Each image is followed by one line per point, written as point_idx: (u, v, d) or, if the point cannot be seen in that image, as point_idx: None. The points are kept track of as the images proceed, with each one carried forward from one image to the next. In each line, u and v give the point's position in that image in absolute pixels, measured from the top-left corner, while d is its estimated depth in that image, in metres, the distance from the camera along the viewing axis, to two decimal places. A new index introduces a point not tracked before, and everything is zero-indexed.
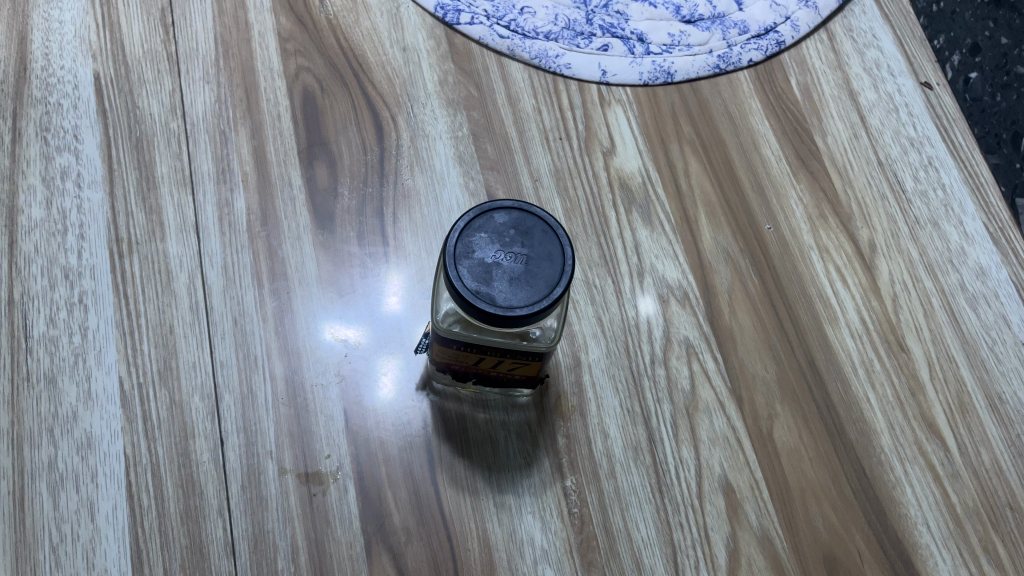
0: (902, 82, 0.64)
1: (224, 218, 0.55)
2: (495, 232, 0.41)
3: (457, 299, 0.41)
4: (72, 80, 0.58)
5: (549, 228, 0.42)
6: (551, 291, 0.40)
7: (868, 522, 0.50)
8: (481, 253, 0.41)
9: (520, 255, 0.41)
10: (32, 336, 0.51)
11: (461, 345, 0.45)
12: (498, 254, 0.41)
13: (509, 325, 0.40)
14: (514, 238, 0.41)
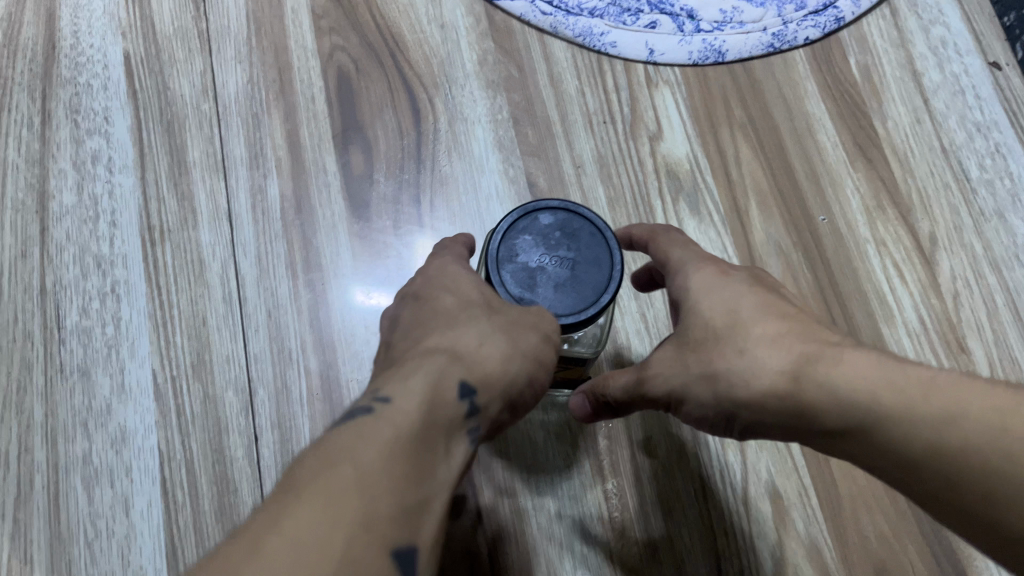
0: (969, 62, 0.60)
1: (258, 205, 0.54)
2: (540, 234, 0.40)
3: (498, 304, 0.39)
4: (102, 60, 0.56)
5: (597, 230, 0.40)
6: (598, 298, 0.38)
7: (921, 532, 0.48)
8: (525, 257, 0.39)
9: (566, 259, 0.39)
10: (65, 326, 0.50)
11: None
12: (543, 258, 0.39)
13: (553, 332, 0.38)
14: (560, 241, 0.39)
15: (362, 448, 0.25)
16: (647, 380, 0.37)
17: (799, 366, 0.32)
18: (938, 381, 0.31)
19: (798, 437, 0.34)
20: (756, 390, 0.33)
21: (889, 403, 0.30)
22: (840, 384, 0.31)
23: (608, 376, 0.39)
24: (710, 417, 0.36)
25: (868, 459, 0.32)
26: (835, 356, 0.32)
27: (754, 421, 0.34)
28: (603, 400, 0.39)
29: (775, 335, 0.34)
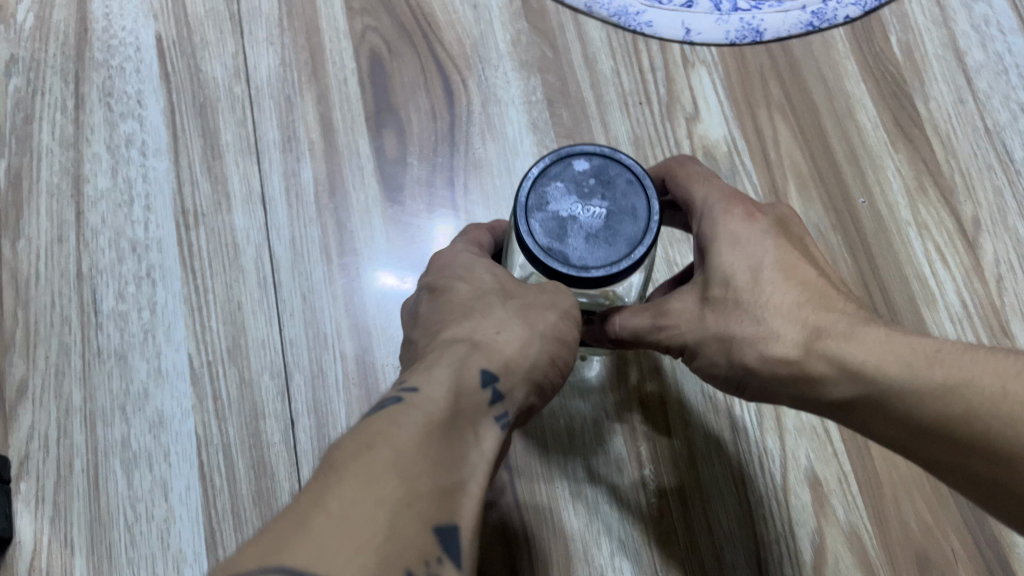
0: (1013, 41, 0.58)
1: (291, 189, 0.53)
2: (573, 181, 0.37)
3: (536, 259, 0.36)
4: (134, 43, 0.56)
5: (634, 178, 0.37)
6: (633, 252, 0.35)
7: (963, 520, 0.47)
8: (556, 205, 0.36)
9: (600, 209, 0.36)
10: (102, 310, 0.50)
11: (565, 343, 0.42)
12: (576, 207, 0.36)
13: (586, 285, 0.36)
14: (595, 188, 0.37)
15: (405, 427, 0.27)
16: (651, 332, 0.38)
17: (813, 340, 0.34)
18: (940, 356, 0.32)
19: (803, 406, 0.35)
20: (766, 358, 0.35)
21: (899, 375, 0.32)
22: (850, 359, 0.33)
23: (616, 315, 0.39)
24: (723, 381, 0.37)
25: (893, 431, 0.33)
26: (850, 331, 0.33)
27: (766, 392, 0.36)
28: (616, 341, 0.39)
29: (793, 309, 0.35)
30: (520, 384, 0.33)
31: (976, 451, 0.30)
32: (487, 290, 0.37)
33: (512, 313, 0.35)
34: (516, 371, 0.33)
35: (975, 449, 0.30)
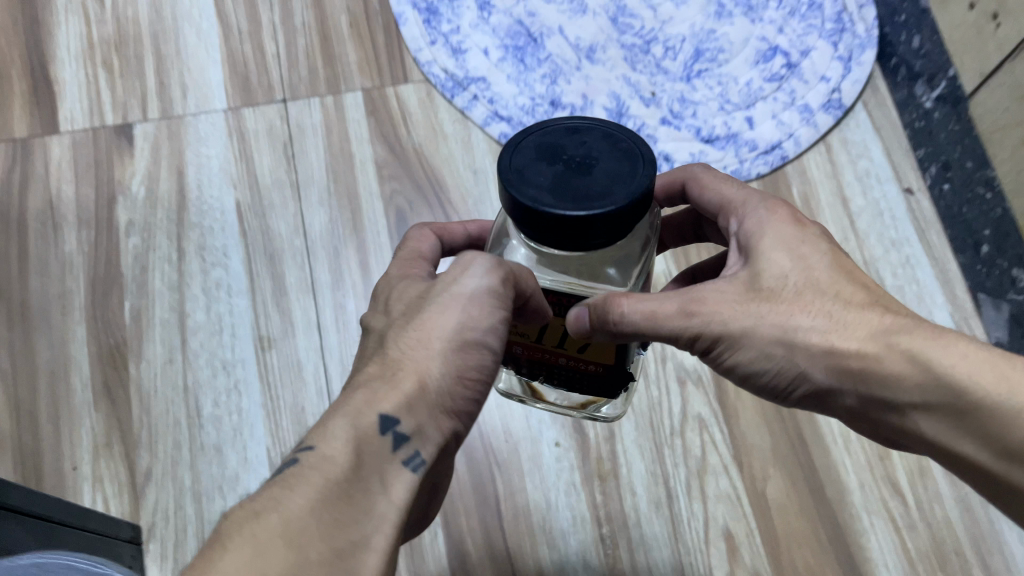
0: (887, 189, 0.76)
1: (340, 318, 0.71)
2: (544, 139, 0.39)
3: (503, 160, 0.38)
4: (219, 208, 0.75)
5: (606, 130, 0.39)
6: (619, 186, 0.37)
7: (838, 563, 0.64)
8: (531, 168, 0.38)
9: (579, 160, 0.38)
10: (203, 414, 0.68)
11: (531, 358, 0.47)
12: (553, 167, 0.38)
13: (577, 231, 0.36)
14: (569, 143, 0.39)
15: (297, 492, 0.32)
16: (690, 323, 0.40)
17: (881, 337, 0.37)
18: (977, 355, 0.36)
19: (845, 398, 0.39)
20: (822, 351, 0.38)
21: (929, 375, 0.36)
22: (893, 356, 0.37)
23: (609, 296, 0.40)
24: (777, 373, 0.40)
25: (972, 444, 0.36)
26: (931, 336, 0.37)
27: (818, 383, 0.39)
28: (609, 328, 0.40)
29: (852, 313, 0.38)
30: (428, 413, 0.36)
31: (992, 445, 0.35)
32: (389, 346, 0.38)
33: (412, 346, 0.37)
34: (418, 399, 0.36)
35: (979, 441, 0.35)
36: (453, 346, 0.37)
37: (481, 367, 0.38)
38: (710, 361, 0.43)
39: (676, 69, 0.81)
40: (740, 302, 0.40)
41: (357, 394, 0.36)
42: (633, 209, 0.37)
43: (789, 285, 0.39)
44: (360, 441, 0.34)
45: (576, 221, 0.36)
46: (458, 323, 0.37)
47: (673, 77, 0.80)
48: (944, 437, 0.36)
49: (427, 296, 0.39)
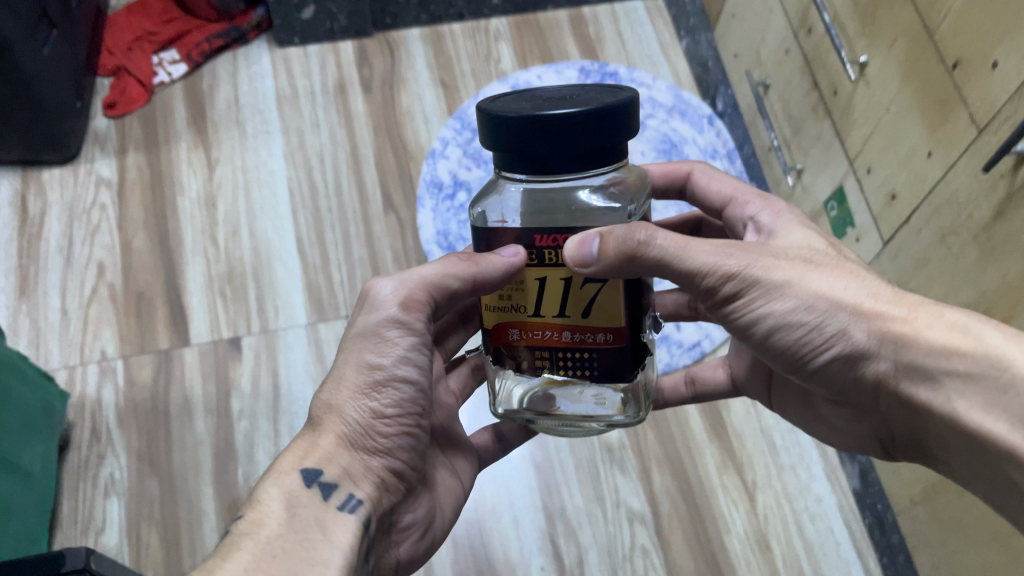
0: None
1: None
2: (520, 97, 0.53)
3: (482, 137, 0.52)
4: (302, 397, 1.03)
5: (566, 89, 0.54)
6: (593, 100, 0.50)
7: None
8: (517, 105, 0.51)
9: (553, 98, 0.51)
10: None
11: (530, 343, 0.55)
12: (535, 102, 0.51)
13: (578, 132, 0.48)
14: (540, 96, 0.53)
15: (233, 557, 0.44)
16: (728, 266, 0.52)
17: (919, 312, 0.50)
18: (1006, 332, 0.48)
19: (865, 350, 0.50)
20: (859, 313, 0.50)
21: (970, 344, 0.48)
22: (930, 330, 0.49)
23: (638, 227, 0.51)
24: (812, 325, 0.51)
25: (996, 409, 0.46)
26: (974, 319, 0.49)
27: (855, 341, 0.51)
28: (637, 254, 0.50)
29: (894, 294, 0.51)
30: (346, 455, 0.53)
31: (1012, 414, 0.46)
32: (318, 409, 0.55)
33: (333, 404, 0.54)
34: (338, 448, 0.53)
35: (1007, 416, 0.46)
36: (364, 391, 0.54)
37: (392, 396, 0.55)
38: (726, 313, 0.54)
39: None
40: (776, 266, 0.52)
41: (291, 453, 0.52)
42: (605, 119, 0.49)
43: (825, 264, 0.53)
44: (292, 507, 0.49)
45: (559, 127, 0.48)
46: (368, 364, 0.54)
47: None
48: (971, 412, 0.47)
49: (349, 344, 0.56)
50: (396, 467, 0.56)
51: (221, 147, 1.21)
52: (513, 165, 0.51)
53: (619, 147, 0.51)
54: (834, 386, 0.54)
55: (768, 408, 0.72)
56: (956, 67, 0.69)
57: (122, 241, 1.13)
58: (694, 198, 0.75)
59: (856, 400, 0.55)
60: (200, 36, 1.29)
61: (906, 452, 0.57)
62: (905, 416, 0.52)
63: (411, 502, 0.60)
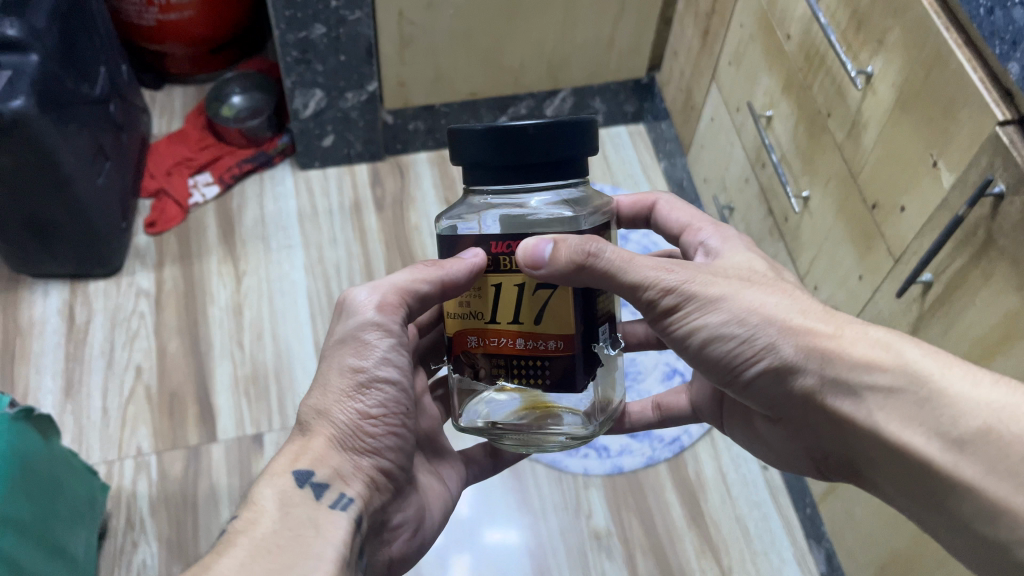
0: (751, 468, 1.18)
1: None
2: None
3: (453, 155, 0.60)
4: None
5: None
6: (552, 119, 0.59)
7: None
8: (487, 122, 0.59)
9: None
10: None
11: (487, 350, 0.61)
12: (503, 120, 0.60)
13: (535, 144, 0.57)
14: None
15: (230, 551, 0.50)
16: (668, 280, 0.58)
17: (843, 333, 0.56)
18: (926, 351, 0.54)
19: (793, 364, 0.56)
20: (788, 329, 0.56)
21: (890, 360, 0.53)
22: (854, 347, 0.54)
23: (585, 242, 0.57)
24: (742, 338, 0.57)
25: (920, 424, 0.52)
26: (897, 342, 0.55)
27: (783, 355, 0.56)
28: (582, 263, 0.56)
29: (822, 314, 0.57)
30: (338, 457, 0.59)
31: (929, 427, 0.51)
32: (307, 416, 0.61)
33: (322, 411, 0.60)
34: (329, 451, 0.59)
35: (925, 431, 0.51)
36: (350, 394, 0.61)
37: (376, 397, 0.61)
38: (666, 327, 0.60)
39: None
40: (714, 283, 0.59)
41: (284, 457, 0.59)
42: (562, 133, 0.57)
43: (761, 284, 0.60)
44: (285, 508, 0.55)
45: (522, 139, 0.57)
46: (351, 369, 0.61)
47: None
48: (890, 425, 0.52)
49: (331, 351, 0.63)
50: (384, 466, 0.62)
51: (248, 260, 1.35)
52: (481, 175, 0.59)
53: (574, 164, 0.59)
54: (766, 401, 0.60)
55: (719, 430, 0.78)
56: (875, 208, 0.83)
57: (158, 346, 1.25)
58: (658, 227, 0.83)
59: (789, 416, 0.60)
60: (231, 161, 1.45)
61: (838, 471, 0.61)
62: (832, 430, 0.56)
63: (400, 500, 0.66)
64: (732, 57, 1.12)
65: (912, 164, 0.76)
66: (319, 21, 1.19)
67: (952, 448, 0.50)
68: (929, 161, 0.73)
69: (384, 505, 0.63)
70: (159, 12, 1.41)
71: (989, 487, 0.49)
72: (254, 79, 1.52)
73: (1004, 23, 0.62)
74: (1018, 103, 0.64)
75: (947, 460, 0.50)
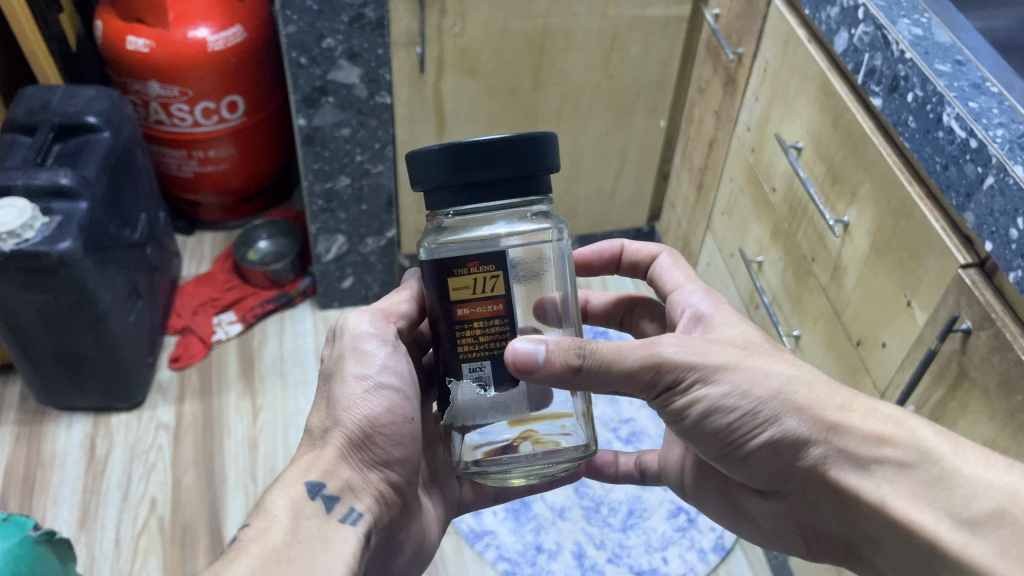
0: None
1: None
2: None
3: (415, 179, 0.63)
4: None
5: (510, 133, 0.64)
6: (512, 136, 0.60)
7: None
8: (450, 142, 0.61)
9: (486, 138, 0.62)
10: None
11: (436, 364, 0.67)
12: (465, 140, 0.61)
13: (488, 158, 0.59)
14: None
15: (238, 563, 0.53)
16: (664, 360, 0.61)
17: (845, 410, 0.60)
18: (936, 432, 0.58)
19: (796, 436, 0.60)
20: (793, 403, 0.60)
21: (903, 436, 0.58)
22: (864, 422, 0.59)
23: (568, 350, 0.61)
24: (745, 410, 0.61)
25: (927, 500, 0.56)
26: (905, 420, 0.59)
27: (786, 428, 0.61)
28: (577, 365, 0.61)
29: (828, 387, 0.62)
30: (346, 469, 0.64)
31: (938, 505, 0.55)
32: (318, 432, 0.67)
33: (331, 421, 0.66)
34: (337, 463, 0.64)
35: (935, 509, 0.55)
36: (355, 402, 0.66)
37: (380, 403, 0.66)
38: (668, 401, 0.64)
39: (616, 522, 1.25)
40: (713, 355, 0.62)
41: (297, 467, 0.63)
42: (517, 150, 0.59)
43: (762, 355, 0.63)
44: (296, 520, 0.59)
45: (463, 156, 0.59)
46: (354, 377, 0.67)
47: (615, 527, 1.25)
48: (897, 503, 0.56)
49: (335, 365, 0.68)
50: (388, 478, 0.67)
51: (265, 395, 1.40)
52: (437, 196, 0.61)
53: (522, 178, 0.61)
54: (767, 470, 0.64)
55: (681, 495, 0.81)
56: (859, 344, 0.88)
57: (173, 478, 1.28)
58: (652, 279, 0.85)
59: (783, 484, 0.65)
60: (254, 301, 1.53)
61: (828, 550, 0.68)
62: (833, 504, 0.62)
63: (402, 519, 0.71)
64: (724, 209, 1.21)
65: (889, 304, 0.82)
66: (344, 173, 1.30)
67: (964, 528, 0.54)
68: (904, 301, 0.79)
69: (388, 515, 0.67)
70: (197, 165, 1.53)
71: (999, 569, 0.51)
72: (280, 226, 1.63)
73: (958, 178, 0.70)
74: (977, 248, 0.71)
75: (957, 540, 0.53)
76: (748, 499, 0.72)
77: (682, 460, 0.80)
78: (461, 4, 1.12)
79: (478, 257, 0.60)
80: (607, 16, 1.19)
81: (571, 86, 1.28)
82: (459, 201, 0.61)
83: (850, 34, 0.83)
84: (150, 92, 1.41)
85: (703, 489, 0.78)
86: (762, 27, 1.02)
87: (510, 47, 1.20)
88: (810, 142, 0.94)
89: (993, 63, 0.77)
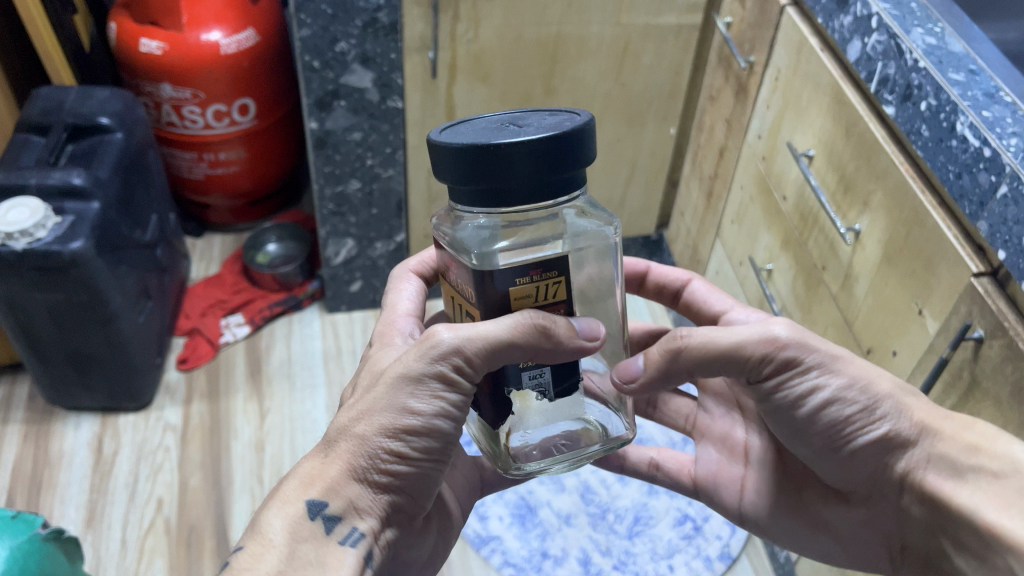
0: None
1: None
2: (485, 129, 0.55)
3: (438, 173, 0.55)
4: None
5: (543, 120, 0.56)
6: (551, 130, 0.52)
7: None
8: (477, 134, 0.54)
9: (516, 128, 0.54)
10: None
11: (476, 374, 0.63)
12: (493, 132, 0.53)
13: (523, 158, 0.51)
14: (507, 126, 0.55)
15: None
16: (777, 353, 0.62)
17: (945, 420, 0.62)
18: None
19: (906, 437, 0.62)
20: (903, 405, 0.63)
21: (997, 449, 0.59)
22: (963, 432, 0.61)
23: (672, 342, 0.62)
24: (862, 404, 0.63)
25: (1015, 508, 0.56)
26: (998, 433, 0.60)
27: (900, 426, 0.62)
28: (678, 357, 0.62)
29: (926, 402, 0.63)
30: (355, 486, 0.60)
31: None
32: (334, 434, 0.61)
33: (355, 433, 0.60)
34: (346, 481, 0.59)
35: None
36: (393, 433, 0.59)
37: (418, 441, 0.60)
38: (780, 388, 0.64)
39: (622, 529, 1.25)
40: (824, 346, 0.63)
41: (296, 480, 0.59)
42: (556, 147, 0.52)
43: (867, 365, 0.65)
44: (292, 544, 0.57)
45: (498, 160, 0.51)
46: (407, 409, 0.59)
47: (620, 534, 1.24)
48: (989, 510, 0.57)
49: (392, 374, 0.60)
50: (399, 504, 0.63)
51: (273, 398, 1.41)
52: (464, 194, 0.54)
53: (563, 178, 0.53)
54: (865, 469, 0.66)
55: (743, 526, 0.78)
56: (869, 353, 0.88)
57: (179, 479, 1.28)
58: (687, 307, 0.83)
59: (879, 489, 0.66)
60: (263, 304, 1.53)
61: (910, 565, 0.67)
62: (922, 512, 0.63)
63: (409, 538, 0.68)
64: (734, 216, 1.22)
65: (901, 313, 0.82)
66: (355, 177, 1.30)
67: None
68: (915, 309, 0.80)
69: (391, 540, 0.64)
70: (208, 167, 1.53)
71: None
72: (290, 229, 1.63)
73: (971, 187, 0.70)
74: (989, 257, 0.71)
75: None
76: (829, 512, 0.72)
77: (742, 480, 0.78)
78: (475, 10, 1.13)
79: (541, 266, 0.56)
80: (620, 24, 1.19)
81: (582, 94, 1.28)
82: (484, 205, 0.53)
83: (863, 43, 0.84)
84: (163, 94, 1.41)
85: (772, 518, 0.76)
86: (774, 36, 1.03)
87: (522, 54, 1.20)
88: (822, 151, 0.94)
89: (1006, 74, 0.77)
